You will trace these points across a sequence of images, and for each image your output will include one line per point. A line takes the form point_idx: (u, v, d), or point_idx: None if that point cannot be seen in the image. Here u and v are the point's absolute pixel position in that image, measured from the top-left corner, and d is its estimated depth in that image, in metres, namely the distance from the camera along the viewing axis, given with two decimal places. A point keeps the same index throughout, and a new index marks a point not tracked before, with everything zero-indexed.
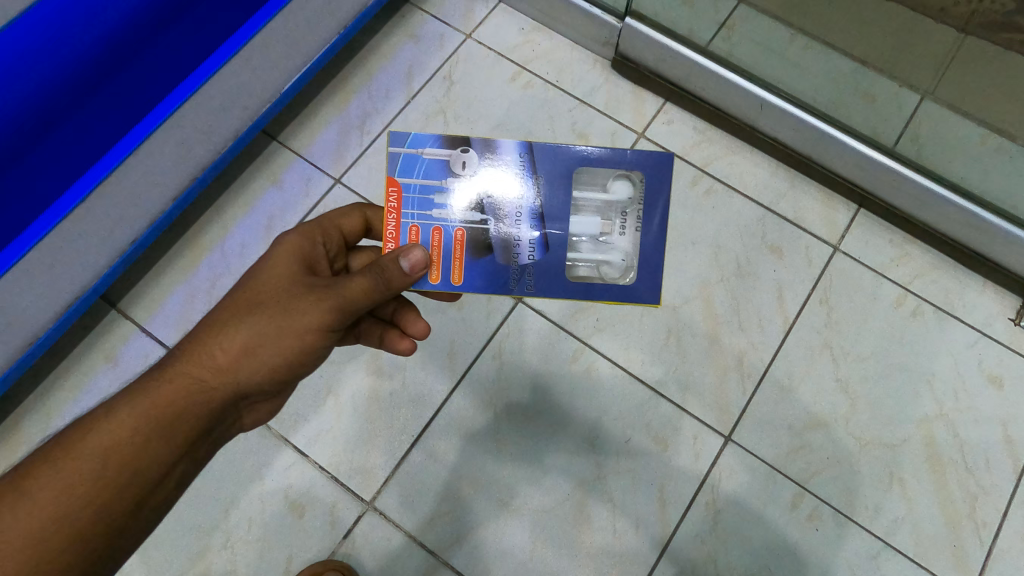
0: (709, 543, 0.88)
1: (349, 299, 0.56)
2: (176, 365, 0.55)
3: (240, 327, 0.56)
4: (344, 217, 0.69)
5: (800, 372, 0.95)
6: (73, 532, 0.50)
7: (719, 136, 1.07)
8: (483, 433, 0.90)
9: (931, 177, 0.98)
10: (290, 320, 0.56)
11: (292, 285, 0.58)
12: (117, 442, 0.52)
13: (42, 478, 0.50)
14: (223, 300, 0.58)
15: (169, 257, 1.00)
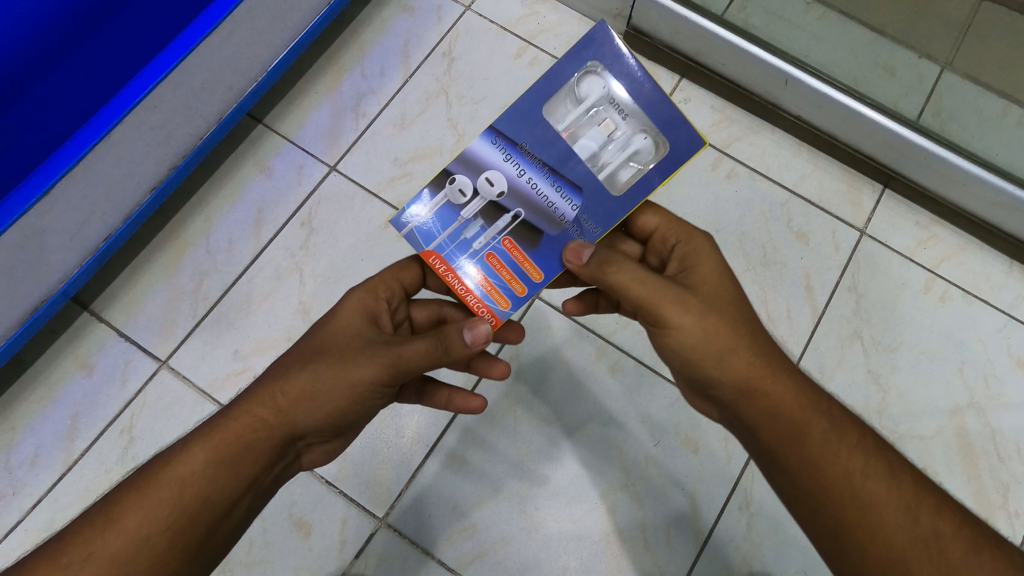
0: (744, 549, 0.80)
1: (404, 358, 0.51)
2: (241, 405, 0.52)
3: (304, 371, 0.52)
4: (404, 271, 0.62)
5: (831, 364, 0.92)
6: (152, 558, 0.47)
7: (738, 116, 1.02)
8: (502, 439, 0.83)
9: (961, 153, 0.94)
10: (350, 367, 0.52)
11: (353, 340, 0.54)
12: (190, 476, 0.49)
13: (127, 505, 0.48)
14: (289, 350, 0.56)
15: (147, 254, 0.91)
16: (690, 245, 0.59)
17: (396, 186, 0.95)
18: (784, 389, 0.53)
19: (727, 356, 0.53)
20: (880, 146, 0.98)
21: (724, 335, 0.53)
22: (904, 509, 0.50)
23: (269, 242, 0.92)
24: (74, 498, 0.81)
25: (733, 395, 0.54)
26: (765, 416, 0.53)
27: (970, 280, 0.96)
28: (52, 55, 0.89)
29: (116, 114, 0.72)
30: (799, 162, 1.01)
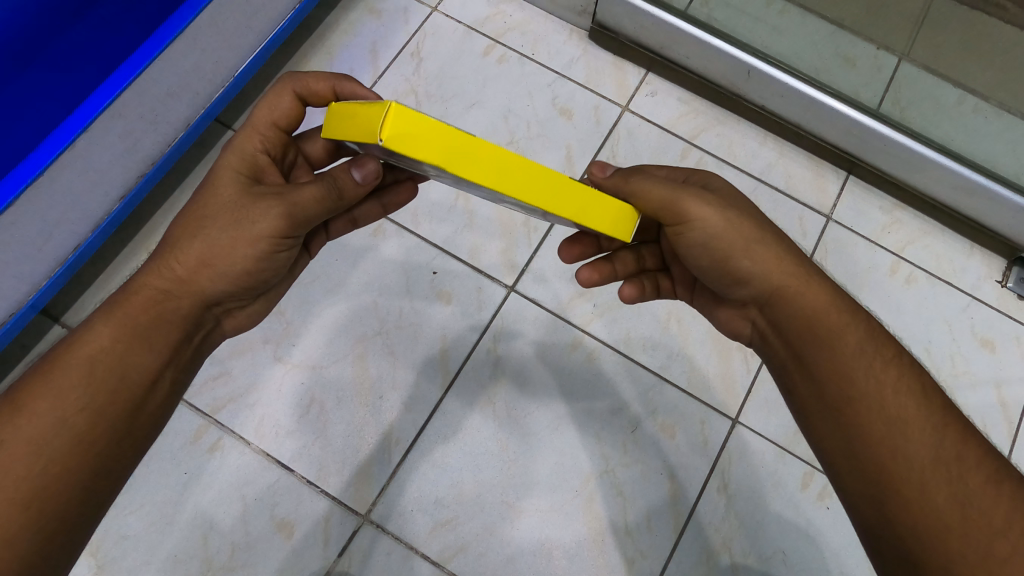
0: (723, 530, 0.82)
1: (299, 208, 0.49)
2: (139, 278, 0.51)
3: (196, 237, 0.50)
4: (282, 110, 0.59)
5: None
6: (76, 438, 0.46)
7: (705, 107, 1.04)
8: (481, 429, 0.83)
9: (919, 139, 0.97)
10: (243, 228, 0.50)
11: (238, 192, 0.52)
12: (99, 353, 0.48)
13: (32, 391, 0.46)
14: (178, 217, 0.53)
15: (119, 263, 0.90)
16: (656, 190, 0.53)
17: None
18: (822, 296, 0.54)
19: (778, 266, 0.55)
20: (844, 135, 1.00)
21: (753, 229, 0.55)
22: (926, 427, 0.48)
23: None
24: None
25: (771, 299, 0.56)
26: (809, 324, 0.54)
27: (933, 263, 0.99)
28: (18, 63, 0.86)
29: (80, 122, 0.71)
30: (765, 150, 1.03)
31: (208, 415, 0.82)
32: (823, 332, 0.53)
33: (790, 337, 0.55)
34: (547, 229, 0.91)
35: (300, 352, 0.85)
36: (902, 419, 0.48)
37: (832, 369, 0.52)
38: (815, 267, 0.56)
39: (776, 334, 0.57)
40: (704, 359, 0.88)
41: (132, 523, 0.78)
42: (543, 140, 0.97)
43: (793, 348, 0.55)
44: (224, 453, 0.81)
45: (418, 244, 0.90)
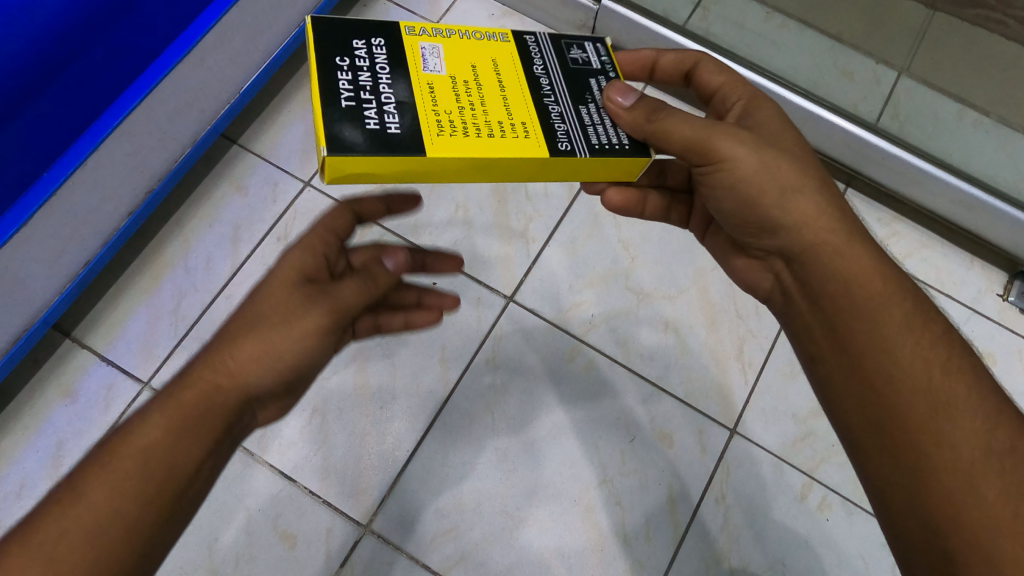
0: (722, 540, 0.82)
1: (341, 299, 0.49)
2: (193, 371, 0.47)
3: (251, 334, 0.47)
4: (365, 253, 0.54)
5: None
6: (108, 544, 0.42)
7: None
8: (480, 440, 0.83)
9: (917, 154, 0.97)
10: (294, 329, 0.47)
11: (296, 294, 0.48)
12: (150, 445, 0.44)
13: (82, 488, 0.43)
14: (234, 312, 0.49)
15: (128, 278, 0.91)
16: (684, 126, 0.50)
17: None
18: (863, 259, 0.51)
19: (812, 220, 0.52)
20: (841, 147, 1.01)
21: (792, 175, 0.52)
22: (977, 413, 0.45)
23: (246, 258, 0.92)
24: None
25: (804, 257, 0.53)
26: (845, 287, 0.51)
27: (932, 275, 0.99)
28: (34, 84, 0.88)
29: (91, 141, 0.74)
30: None
31: None
32: (863, 300, 0.50)
33: (820, 299, 0.52)
34: (546, 240, 0.93)
35: None
36: (949, 403, 0.45)
37: (868, 342, 0.49)
38: (860, 229, 0.53)
39: (803, 293, 0.55)
40: (702, 369, 0.88)
41: None
42: None
43: (823, 314, 0.52)
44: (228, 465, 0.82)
45: (419, 255, 0.91)
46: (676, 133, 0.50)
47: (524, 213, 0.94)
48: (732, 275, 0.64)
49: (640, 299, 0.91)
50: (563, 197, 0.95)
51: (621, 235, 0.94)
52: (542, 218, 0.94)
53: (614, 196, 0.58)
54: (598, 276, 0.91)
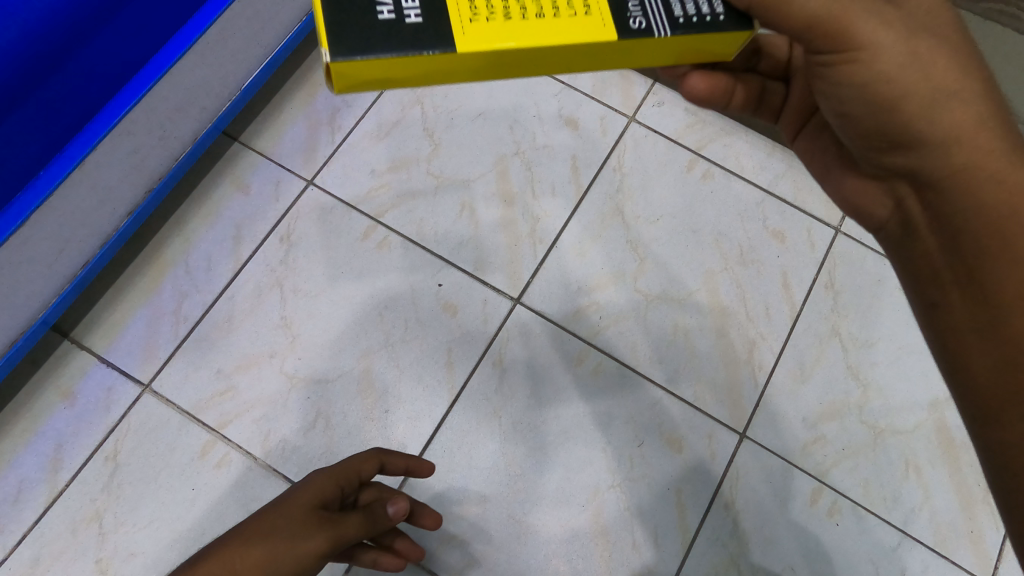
0: (731, 546, 0.81)
1: (342, 533, 0.63)
2: (223, 541, 0.62)
3: (259, 546, 0.60)
4: (364, 463, 0.71)
5: (811, 360, 0.89)
6: None
7: (711, 117, 1.00)
8: (487, 443, 0.82)
9: None
10: (292, 549, 0.60)
11: (308, 515, 0.62)
12: None
13: None
14: (255, 514, 0.66)
15: (128, 278, 0.90)
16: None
17: (374, 197, 0.93)
18: None
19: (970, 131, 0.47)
20: None
21: (947, 73, 0.46)
22: None
23: (248, 259, 0.90)
24: (60, 530, 0.79)
25: (948, 176, 0.49)
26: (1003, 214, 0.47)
27: None
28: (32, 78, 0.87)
29: (86, 143, 0.72)
30: (773, 162, 0.99)
31: (214, 430, 0.83)
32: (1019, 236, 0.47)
33: (965, 224, 0.49)
34: (552, 241, 0.91)
35: (306, 366, 0.85)
36: None
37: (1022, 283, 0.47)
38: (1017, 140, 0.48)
39: (932, 216, 0.51)
40: (711, 373, 0.87)
41: (141, 540, 0.79)
42: (549, 150, 0.96)
43: (957, 254, 0.50)
44: (231, 470, 0.82)
45: (423, 256, 0.90)
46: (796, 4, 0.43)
47: (532, 213, 0.92)
48: (834, 191, 0.58)
49: (649, 301, 0.89)
50: (570, 197, 0.93)
51: (629, 236, 0.92)
52: (549, 219, 0.92)
53: (698, 83, 0.52)
54: (606, 277, 0.90)
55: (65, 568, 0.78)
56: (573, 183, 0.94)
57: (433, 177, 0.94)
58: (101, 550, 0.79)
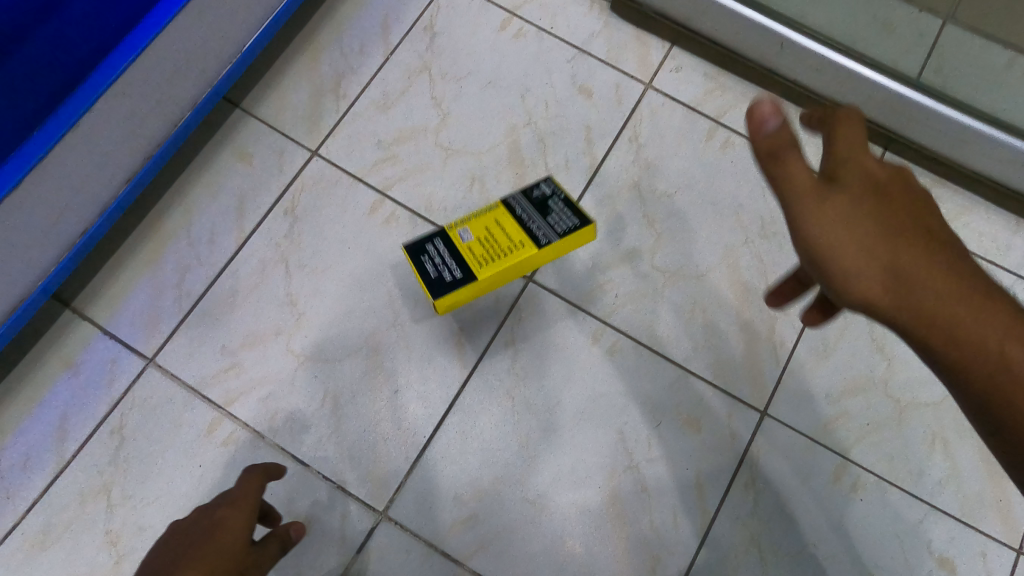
0: (750, 525, 0.79)
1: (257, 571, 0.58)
2: None
3: None
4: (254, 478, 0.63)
5: (834, 335, 0.87)
6: None
7: (731, 82, 0.96)
8: (500, 425, 0.80)
9: (964, 110, 0.88)
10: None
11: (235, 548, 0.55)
12: None
13: None
14: None
15: (128, 249, 0.88)
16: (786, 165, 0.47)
17: (381, 170, 0.90)
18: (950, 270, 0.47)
19: (907, 242, 0.47)
20: (881, 108, 0.92)
21: (848, 206, 0.48)
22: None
23: (252, 233, 0.88)
24: (69, 500, 0.79)
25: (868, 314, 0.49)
26: (939, 320, 0.46)
27: (975, 240, 0.92)
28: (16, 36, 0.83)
29: (84, 100, 0.70)
30: (795, 128, 0.95)
31: (220, 408, 0.82)
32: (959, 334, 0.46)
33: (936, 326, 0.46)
34: None
35: (313, 345, 0.84)
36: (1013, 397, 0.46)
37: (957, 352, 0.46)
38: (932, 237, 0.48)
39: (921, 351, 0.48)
40: (730, 350, 0.84)
41: (149, 515, 0.79)
42: (561, 121, 0.92)
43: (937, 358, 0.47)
44: (237, 447, 0.81)
45: (432, 232, 0.87)
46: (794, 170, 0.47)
47: None
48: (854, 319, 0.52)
49: (666, 278, 0.86)
50: (584, 169, 0.90)
51: (646, 210, 0.89)
52: None
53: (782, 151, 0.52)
54: (622, 254, 0.87)
55: (75, 539, 0.78)
56: (587, 155, 0.91)
57: (442, 149, 0.91)
58: (110, 522, 0.78)
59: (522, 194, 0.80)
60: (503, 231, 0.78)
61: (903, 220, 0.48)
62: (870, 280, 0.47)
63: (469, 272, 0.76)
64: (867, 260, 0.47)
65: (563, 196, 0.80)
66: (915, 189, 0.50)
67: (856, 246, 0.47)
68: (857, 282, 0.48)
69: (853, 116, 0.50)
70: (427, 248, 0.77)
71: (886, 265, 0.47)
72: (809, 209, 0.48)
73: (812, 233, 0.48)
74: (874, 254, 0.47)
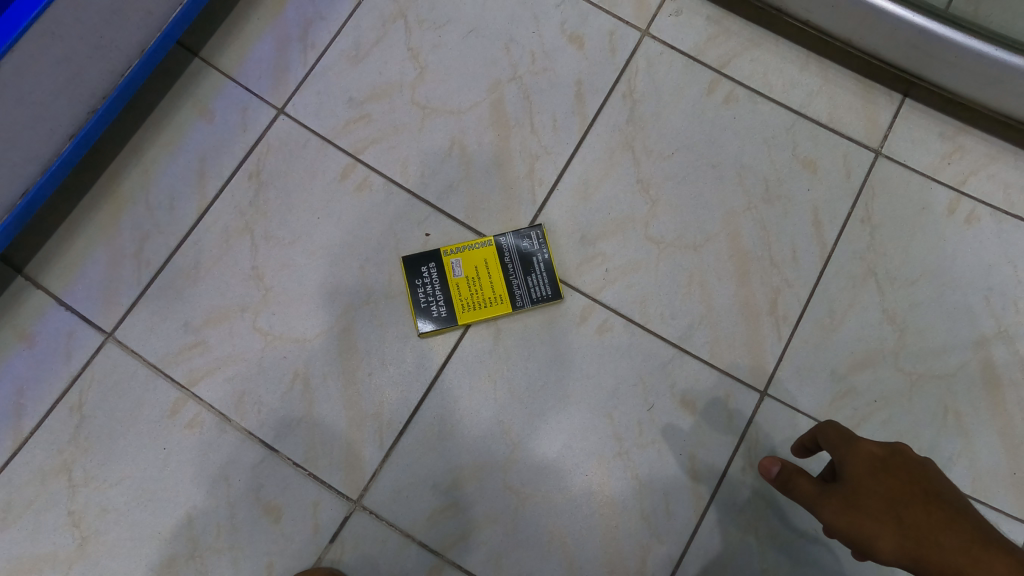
0: (749, 511, 0.75)
1: None
2: None
3: None
4: None
5: (842, 307, 0.81)
6: None
7: (738, 27, 0.87)
8: (482, 409, 0.75)
9: (1002, 44, 0.77)
10: None
11: None
12: None
13: None
14: None
15: (81, 213, 0.82)
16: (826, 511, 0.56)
17: (352, 130, 0.82)
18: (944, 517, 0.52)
19: (905, 485, 0.54)
20: (904, 49, 0.81)
21: (866, 462, 0.56)
22: None
23: (214, 199, 0.81)
24: (28, 479, 0.75)
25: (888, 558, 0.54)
26: (922, 515, 0.52)
27: (1001, 197, 0.85)
28: None
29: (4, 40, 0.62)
30: (806, 78, 0.87)
31: (184, 387, 0.77)
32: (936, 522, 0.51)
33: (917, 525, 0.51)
34: (554, 181, 0.81)
35: (281, 322, 0.78)
36: None
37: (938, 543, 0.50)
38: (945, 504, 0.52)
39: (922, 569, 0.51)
40: (729, 328, 0.79)
41: (113, 497, 0.75)
42: (549, 76, 0.84)
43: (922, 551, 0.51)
44: (203, 430, 0.76)
45: (408, 200, 0.80)
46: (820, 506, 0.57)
47: (530, 150, 0.82)
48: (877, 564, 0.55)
49: (661, 250, 0.80)
50: (574, 130, 0.82)
51: (640, 174, 0.81)
52: (550, 155, 0.82)
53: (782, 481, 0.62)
54: (613, 224, 0.80)
55: (36, 520, 0.74)
56: (578, 114, 0.83)
57: (418, 108, 0.83)
58: (73, 502, 0.75)
59: (512, 234, 0.78)
60: (490, 276, 0.76)
61: (907, 487, 0.54)
62: (882, 536, 0.52)
63: (453, 314, 0.76)
64: (871, 522, 0.53)
65: (549, 259, 0.77)
66: (918, 469, 0.55)
67: (860, 509, 0.54)
68: (868, 531, 0.53)
69: (845, 431, 0.60)
70: (422, 271, 0.77)
71: (899, 528, 0.52)
72: (822, 504, 0.57)
73: (834, 522, 0.56)
74: (876, 517, 0.53)
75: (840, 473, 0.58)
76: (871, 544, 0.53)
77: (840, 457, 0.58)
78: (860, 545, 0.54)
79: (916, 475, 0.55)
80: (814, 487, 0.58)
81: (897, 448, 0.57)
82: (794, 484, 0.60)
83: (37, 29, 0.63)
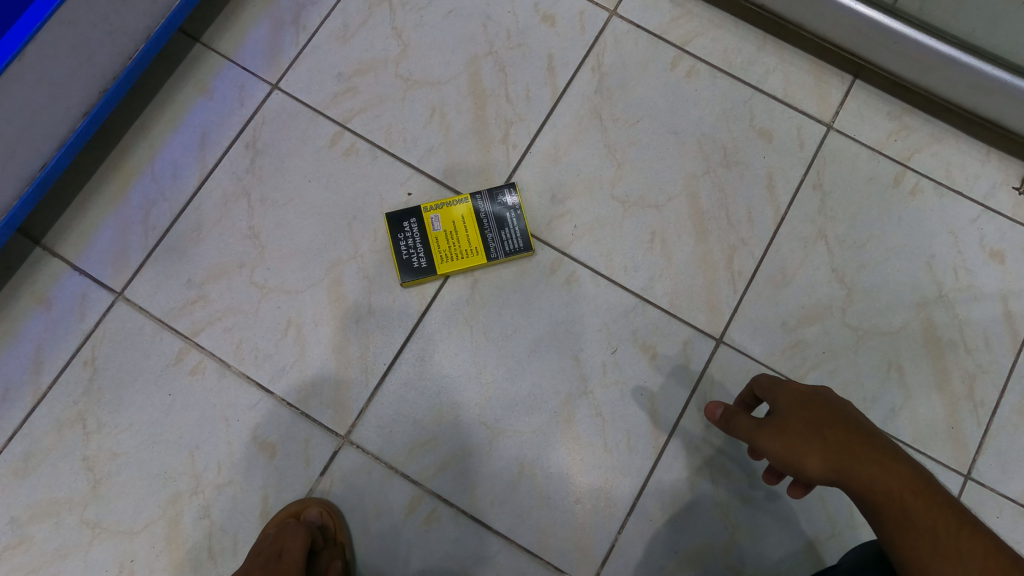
0: (704, 450, 0.82)
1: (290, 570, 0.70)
2: None
3: None
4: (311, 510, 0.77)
5: (793, 264, 0.88)
6: None
7: (700, 9, 0.94)
8: (459, 353, 0.82)
9: (933, 33, 0.84)
10: None
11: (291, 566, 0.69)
12: None
13: None
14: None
15: (92, 184, 0.88)
16: (765, 441, 0.62)
17: (340, 102, 0.90)
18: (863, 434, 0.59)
19: (829, 412, 0.61)
20: (848, 35, 0.88)
21: (795, 398, 0.63)
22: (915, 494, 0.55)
23: (214, 166, 0.88)
24: (46, 429, 0.81)
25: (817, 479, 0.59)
26: (844, 435, 0.59)
27: (942, 171, 0.92)
28: None
29: (29, 26, 0.69)
30: (762, 56, 0.94)
31: (187, 338, 0.84)
32: (860, 440, 0.58)
33: (843, 445, 0.58)
34: (527, 147, 0.88)
35: (275, 277, 0.85)
36: (903, 486, 0.56)
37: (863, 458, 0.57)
38: (860, 425, 0.60)
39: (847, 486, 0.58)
40: (688, 282, 0.85)
41: (122, 442, 0.81)
42: (523, 50, 0.91)
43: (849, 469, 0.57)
44: (204, 376, 0.83)
45: (393, 164, 0.87)
46: (759, 438, 0.62)
47: (505, 117, 0.89)
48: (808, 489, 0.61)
49: (625, 209, 0.87)
50: (545, 100, 0.90)
51: (607, 140, 0.89)
52: (523, 123, 0.89)
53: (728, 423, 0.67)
54: (582, 185, 0.87)
55: (53, 466, 0.81)
56: (549, 85, 0.90)
57: (401, 80, 0.90)
58: (86, 449, 0.81)
59: (488, 195, 0.84)
60: (467, 232, 0.83)
61: (829, 412, 0.61)
62: (810, 454, 0.58)
63: (433, 264, 0.82)
64: (803, 444, 0.59)
65: (521, 218, 0.84)
66: (837, 401, 0.62)
67: (793, 435, 0.60)
68: (799, 452, 0.59)
69: (778, 378, 0.68)
70: (404, 226, 0.83)
71: (823, 446, 0.58)
72: (758, 435, 0.62)
73: (769, 448, 0.61)
74: (807, 439, 0.59)
75: (774, 410, 0.64)
76: (802, 463, 0.58)
77: (773, 397, 0.65)
78: (793, 467, 0.59)
79: (835, 404, 0.62)
80: (753, 422, 0.64)
81: (820, 388, 0.64)
82: (736, 423, 0.66)
83: (60, 12, 0.70)
